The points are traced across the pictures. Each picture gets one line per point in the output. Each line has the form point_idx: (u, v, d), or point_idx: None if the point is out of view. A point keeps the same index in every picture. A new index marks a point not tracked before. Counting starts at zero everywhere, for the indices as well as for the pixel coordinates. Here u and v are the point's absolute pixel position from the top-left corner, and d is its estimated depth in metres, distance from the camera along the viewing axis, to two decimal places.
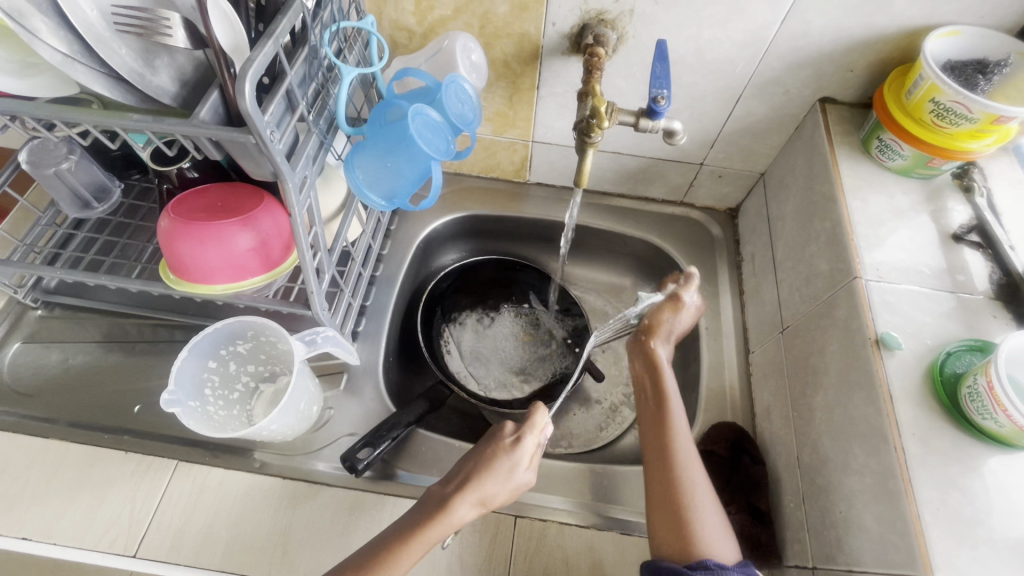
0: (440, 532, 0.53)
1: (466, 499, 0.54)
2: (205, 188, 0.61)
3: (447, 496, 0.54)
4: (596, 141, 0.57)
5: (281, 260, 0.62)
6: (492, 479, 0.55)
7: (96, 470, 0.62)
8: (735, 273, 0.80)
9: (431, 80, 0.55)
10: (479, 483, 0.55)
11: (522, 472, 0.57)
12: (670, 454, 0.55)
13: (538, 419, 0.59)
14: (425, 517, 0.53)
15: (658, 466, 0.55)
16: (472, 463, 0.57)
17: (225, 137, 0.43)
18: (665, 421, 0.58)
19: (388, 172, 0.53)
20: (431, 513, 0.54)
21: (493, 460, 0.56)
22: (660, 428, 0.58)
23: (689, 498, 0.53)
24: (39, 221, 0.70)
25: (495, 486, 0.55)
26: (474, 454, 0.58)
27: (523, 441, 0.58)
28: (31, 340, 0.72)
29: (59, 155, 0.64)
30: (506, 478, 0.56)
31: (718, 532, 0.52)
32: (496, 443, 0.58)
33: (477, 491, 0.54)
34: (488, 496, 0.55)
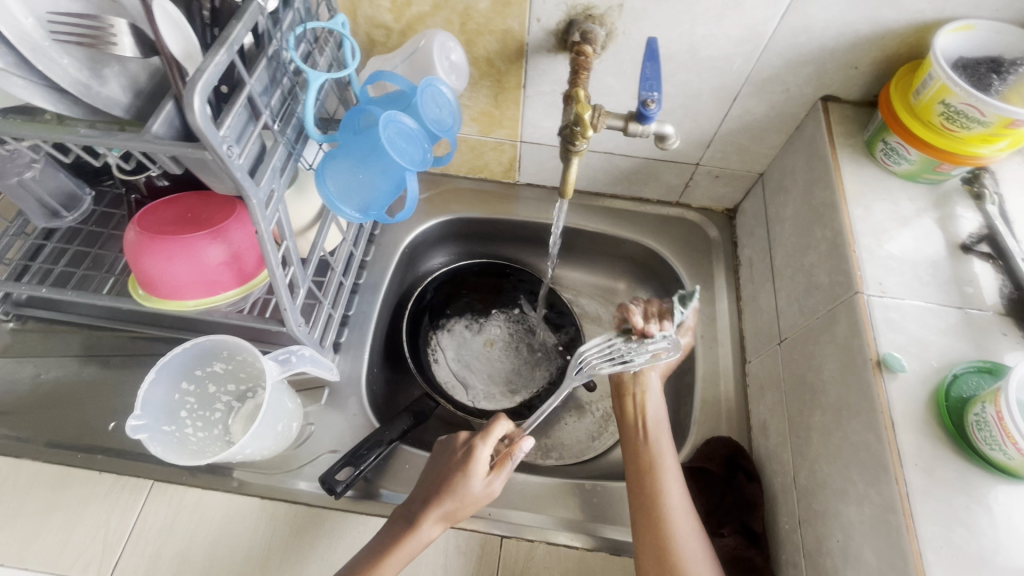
0: (407, 551, 0.53)
1: (430, 515, 0.54)
2: (175, 198, 0.60)
3: (411, 516, 0.54)
4: (581, 149, 0.53)
5: (255, 273, 0.60)
6: (450, 493, 0.55)
7: (68, 491, 0.60)
8: (732, 277, 0.77)
9: (406, 83, 0.51)
10: (440, 498, 0.55)
11: (482, 482, 0.56)
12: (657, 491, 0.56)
13: (493, 429, 0.60)
14: (390, 538, 0.53)
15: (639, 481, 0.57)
16: (433, 480, 0.57)
17: (180, 152, 0.40)
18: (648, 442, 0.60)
19: (361, 184, 0.50)
20: (397, 533, 0.54)
21: (451, 476, 0.56)
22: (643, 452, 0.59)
23: (680, 547, 0.52)
24: (7, 231, 0.67)
25: (454, 498, 0.55)
26: (437, 472, 0.58)
27: (476, 449, 0.58)
28: (2, 354, 0.70)
29: (21, 163, 0.60)
30: (466, 491, 0.55)
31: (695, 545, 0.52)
32: (454, 458, 0.58)
33: (441, 507, 0.54)
34: (451, 510, 0.55)
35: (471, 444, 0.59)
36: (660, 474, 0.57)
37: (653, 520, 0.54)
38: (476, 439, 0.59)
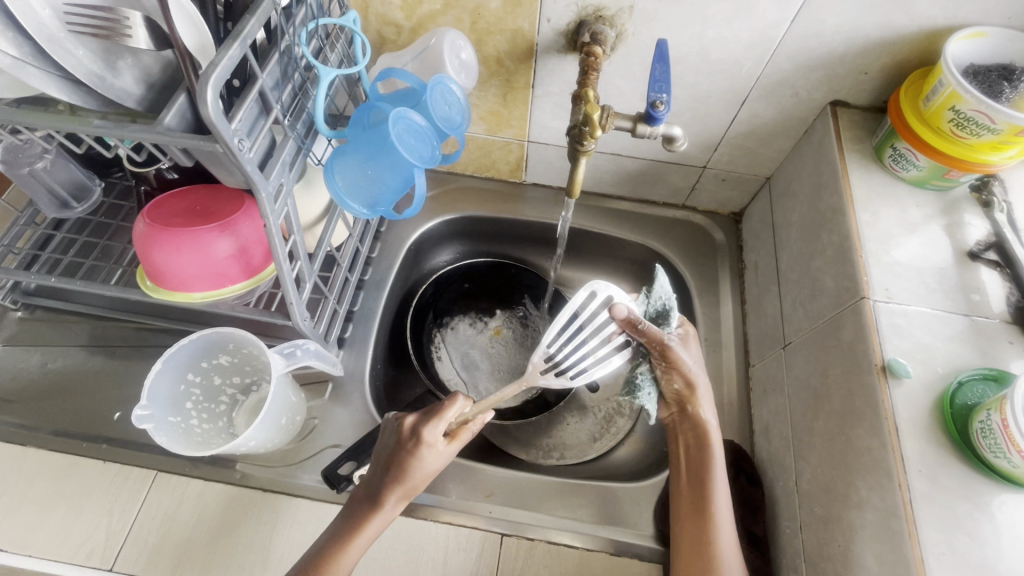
0: (369, 532, 0.53)
1: (391, 495, 0.54)
2: (184, 190, 0.60)
3: (369, 499, 0.54)
4: (590, 149, 0.53)
5: (262, 266, 0.61)
6: (404, 474, 0.54)
7: (73, 479, 0.60)
8: (737, 281, 0.77)
9: (416, 80, 0.52)
10: (394, 479, 0.54)
11: (438, 459, 0.56)
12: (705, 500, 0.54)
13: (446, 408, 0.57)
14: (350, 524, 0.53)
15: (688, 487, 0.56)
16: (384, 464, 0.56)
17: (191, 145, 0.41)
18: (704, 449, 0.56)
19: (369, 180, 0.50)
20: (357, 518, 0.53)
21: (402, 459, 0.55)
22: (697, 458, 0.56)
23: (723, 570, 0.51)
24: (17, 221, 0.68)
25: (412, 481, 0.55)
26: (387, 454, 0.56)
27: (426, 437, 0.55)
28: (11, 342, 0.70)
29: (34, 153, 0.63)
30: (420, 471, 0.55)
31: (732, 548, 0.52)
32: (401, 444, 0.56)
33: (398, 487, 0.54)
34: (408, 489, 0.55)
35: (418, 430, 0.55)
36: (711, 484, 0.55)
37: (696, 525, 0.53)
38: (425, 418, 0.56)
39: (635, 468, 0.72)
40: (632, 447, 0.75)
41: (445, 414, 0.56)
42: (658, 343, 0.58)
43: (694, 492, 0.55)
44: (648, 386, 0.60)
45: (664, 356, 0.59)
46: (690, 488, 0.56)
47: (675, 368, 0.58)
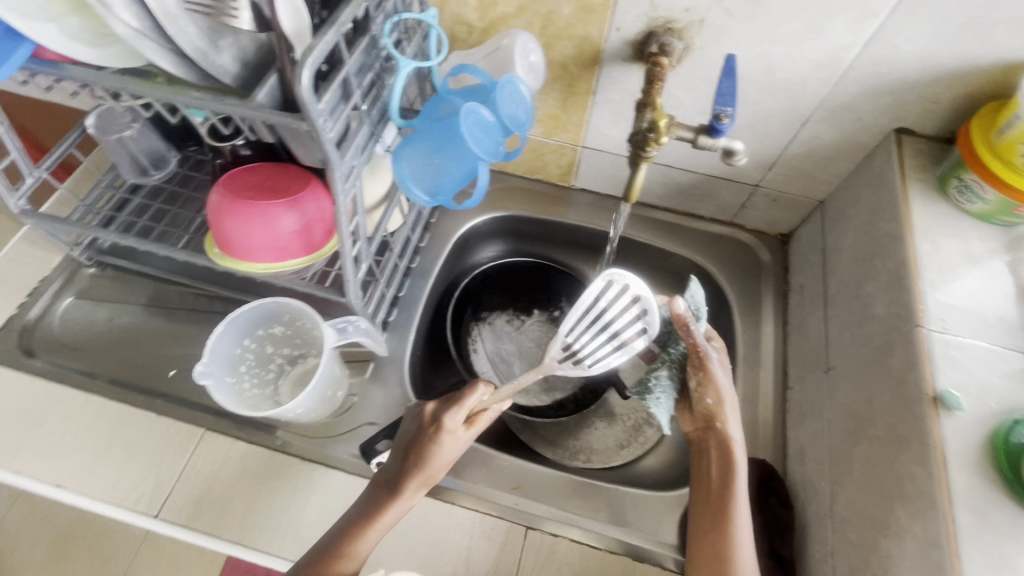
0: (387, 519, 0.54)
1: (410, 482, 0.55)
2: (254, 166, 0.64)
3: (388, 484, 0.56)
4: (652, 155, 0.54)
5: (322, 243, 0.63)
6: (422, 460, 0.56)
7: (129, 428, 0.64)
8: (781, 302, 0.76)
9: (487, 78, 0.54)
10: (413, 466, 0.56)
11: (455, 446, 0.57)
12: (725, 512, 0.53)
13: (465, 397, 0.58)
14: (369, 510, 0.55)
15: (710, 497, 0.55)
16: (405, 451, 0.57)
17: (279, 121, 0.43)
18: (727, 460, 0.55)
19: (433, 169, 0.53)
20: (375, 503, 0.55)
21: (422, 446, 0.56)
22: (722, 469, 0.55)
23: None
24: (99, 183, 0.72)
25: (430, 468, 0.56)
26: (409, 440, 0.58)
27: (447, 424, 0.56)
28: (82, 297, 0.75)
29: (123, 123, 0.69)
30: (438, 458, 0.56)
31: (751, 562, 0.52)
32: (423, 431, 0.57)
33: (416, 474, 0.56)
34: (426, 476, 0.56)
35: (440, 417, 0.57)
36: (731, 495, 0.54)
37: (714, 535, 0.53)
38: (446, 406, 0.58)
39: (662, 479, 0.72)
40: (661, 457, 0.75)
41: (464, 403, 0.58)
42: (698, 350, 0.58)
43: (715, 504, 0.54)
44: (660, 392, 0.59)
45: (698, 362, 0.58)
46: (711, 499, 0.55)
47: (706, 376, 0.57)
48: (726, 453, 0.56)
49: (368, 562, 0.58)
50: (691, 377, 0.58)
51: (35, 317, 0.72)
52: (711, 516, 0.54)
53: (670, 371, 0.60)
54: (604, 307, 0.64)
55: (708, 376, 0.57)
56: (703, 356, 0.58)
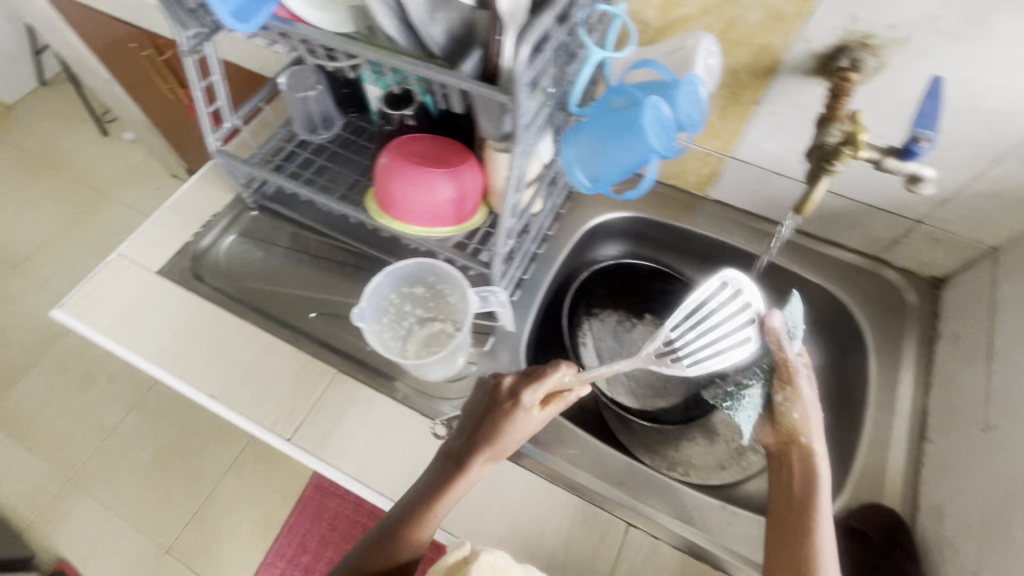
0: (458, 489, 0.55)
1: (479, 457, 0.55)
2: (420, 135, 0.68)
3: (459, 459, 0.56)
4: (836, 170, 0.52)
5: (470, 216, 0.67)
6: (494, 437, 0.55)
7: (273, 357, 0.71)
8: (925, 349, 0.71)
9: (669, 75, 0.54)
10: (484, 442, 0.55)
11: (530, 425, 0.56)
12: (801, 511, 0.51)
13: (546, 375, 0.56)
14: (439, 481, 0.55)
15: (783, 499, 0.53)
16: (475, 422, 0.57)
17: (481, 93, 0.47)
18: (806, 467, 0.54)
19: (603, 157, 0.55)
20: (447, 477, 0.55)
21: (495, 423, 0.55)
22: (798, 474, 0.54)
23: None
24: (275, 136, 0.80)
25: (501, 444, 0.55)
26: (480, 413, 0.57)
27: (522, 400, 0.55)
28: (243, 235, 0.83)
29: (309, 84, 0.76)
30: (511, 435, 0.55)
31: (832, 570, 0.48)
32: (493, 404, 0.56)
33: (487, 449, 0.55)
34: (496, 451, 0.55)
35: (516, 393, 0.56)
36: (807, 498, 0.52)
37: (788, 534, 0.51)
38: (525, 383, 0.57)
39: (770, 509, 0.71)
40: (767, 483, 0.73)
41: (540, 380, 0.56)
42: (788, 364, 0.56)
43: (790, 507, 0.52)
44: (750, 408, 0.57)
45: (786, 375, 0.57)
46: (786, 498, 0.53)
47: (794, 392, 0.56)
48: (805, 460, 0.54)
49: (472, 524, 0.60)
50: (776, 390, 0.57)
51: (205, 247, 0.81)
52: (785, 514, 0.52)
53: (761, 389, 0.57)
54: (713, 307, 0.63)
55: (792, 387, 0.56)
56: (791, 368, 0.56)
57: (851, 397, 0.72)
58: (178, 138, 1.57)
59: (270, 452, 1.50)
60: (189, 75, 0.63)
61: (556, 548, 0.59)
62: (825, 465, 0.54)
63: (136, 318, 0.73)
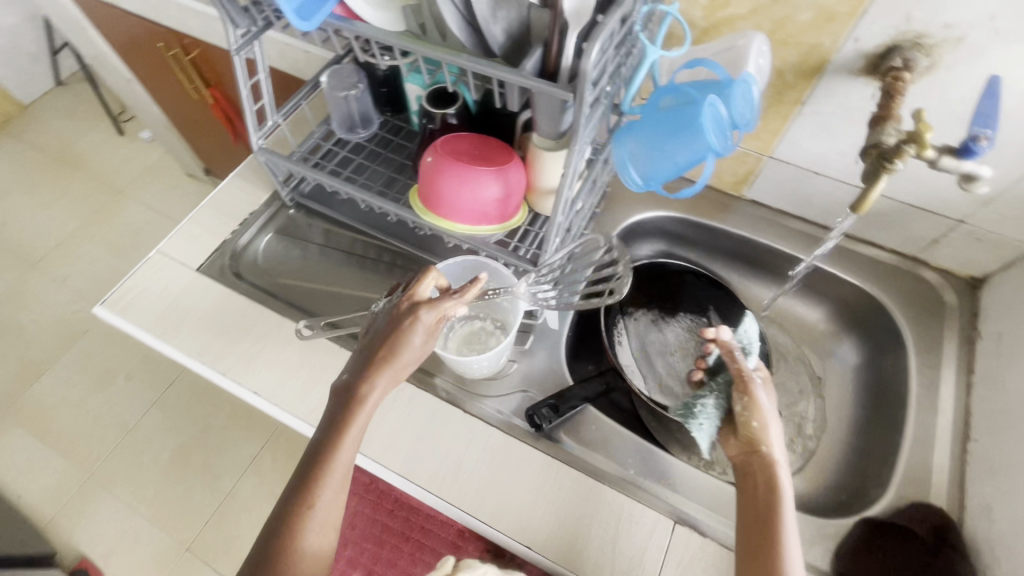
0: (364, 411, 0.55)
1: (379, 377, 0.55)
2: (463, 133, 0.68)
3: (357, 378, 0.56)
4: (895, 168, 0.51)
5: (513, 214, 0.67)
6: (385, 352, 0.56)
7: (316, 354, 0.71)
8: (966, 348, 0.71)
9: (725, 73, 0.54)
10: (381, 360, 0.56)
11: (418, 344, 0.57)
12: (768, 527, 0.48)
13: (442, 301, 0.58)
14: (345, 403, 0.55)
15: (750, 512, 0.50)
16: (380, 343, 0.57)
17: (545, 91, 0.47)
18: (771, 478, 0.51)
19: (656, 157, 0.55)
20: (347, 396, 0.55)
21: (390, 340, 0.56)
22: (765, 486, 0.50)
23: None
24: (314, 135, 0.81)
25: (400, 363, 0.56)
26: (379, 333, 0.58)
27: (421, 317, 0.56)
28: (280, 233, 0.84)
29: (351, 83, 0.76)
30: (397, 352, 0.56)
31: None
32: (395, 323, 0.57)
33: (380, 366, 0.56)
34: (394, 372, 0.56)
35: (414, 310, 0.57)
36: (774, 511, 0.49)
37: (756, 553, 0.47)
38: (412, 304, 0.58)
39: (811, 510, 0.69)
40: (808, 479, 0.72)
41: (414, 289, 0.59)
42: (742, 374, 0.55)
43: (755, 521, 0.49)
44: (703, 418, 0.60)
45: (742, 385, 0.55)
46: (752, 511, 0.50)
47: (751, 401, 0.54)
48: (769, 470, 0.51)
49: (518, 520, 0.60)
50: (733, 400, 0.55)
51: (244, 245, 0.81)
52: (754, 529, 0.49)
53: (717, 400, 0.59)
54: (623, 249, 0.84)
55: (747, 395, 0.54)
56: (746, 378, 0.55)
57: (891, 396, 0.72)
58: (199, 138, 1.58)
59: (291, 447, 1.50)
60: (238, 75, 0.63)
61: (603, 546, 0.59)
62: (787, 475, 0.51)
63: (178, 314, 0.73)
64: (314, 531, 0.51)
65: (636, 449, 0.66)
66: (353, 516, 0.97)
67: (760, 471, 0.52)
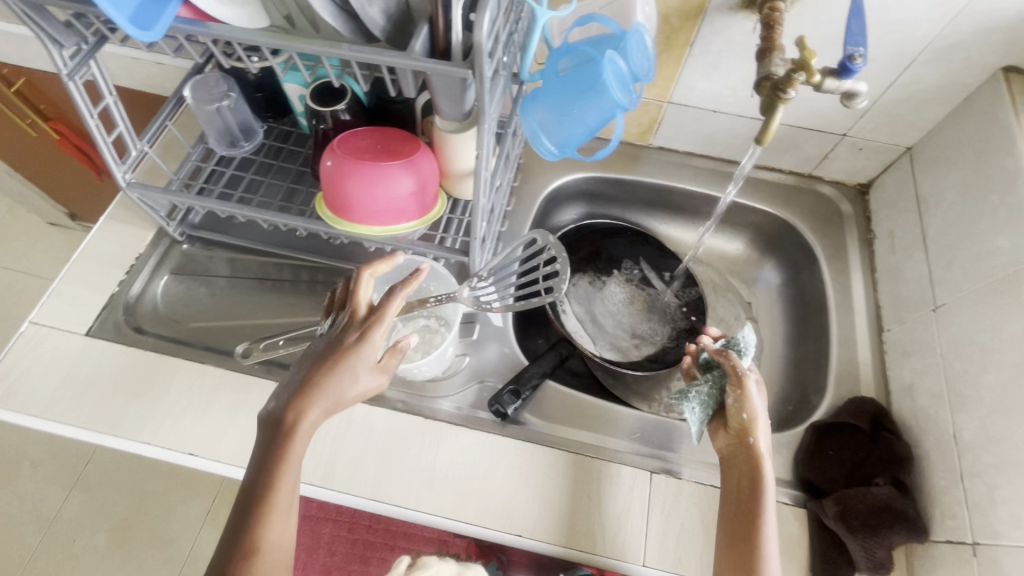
0: (302, 439, 0.50)
1: (318, 399, 0.51)
2: (361, 129, 0.63)
3: (295, 404, 0.51)
4: (788, 97, 0.53)
5: (432, 206, 0.64)
6: (327, 374, 0.52)
7: (251, 395, 0.65)
8: (867, 249, 0.78)
9: (617, 26, 0.53)
10: (322, 382, 0.51)
11: (366, 370, 0.53)
12: (751, 521, 0.53)
13: (384, 313, 0.54)
14: (280, 433, 0.50)
15: (736, 504, 0.54)
16: (318, 364, 0.53)
17: (442, 70, 0.44)
18: (754, 473, 0.54)
19: (566, 121, 0.54)
20: (283, 426, 0.50)
21: (335, 360, 0.52)
22: (749, 482, 0.54)
23: None
24: (190, 157, 0.72)
25: (345, 386, 0.52)
26: (319, 354, 0.53)
27: (368, 338, 0.53)
28: (179, 273, 0.75)
29: (220, 93, 0.68)
30: (343, 374, 0.52)
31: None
32: (340, 344, 0.53)
33: (323, 390, 0.51)
34: (338, 396, 0.52)
35: (360, 333, 0.54)
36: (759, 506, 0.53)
37: (739, 545, 0.52)
38: (354, 324, 0.55)
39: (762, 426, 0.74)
40: None
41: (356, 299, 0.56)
42: (738, 370, 0.57)
43: (739, 516, 0.54)
44: (697, 403, 0.59)
45: (736, 379, 0.57)
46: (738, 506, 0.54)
47: (743, 395, 0.56)
48: (752, 468, 0.55)
49: (502, 512, 0.59)
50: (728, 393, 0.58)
51: (137, 294, 0.72)
52: (738, 522, 0.53)
53: (711, 389, 0.59)
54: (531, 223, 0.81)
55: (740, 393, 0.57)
56: (742, 373, 0.57)
57: (814, 307, 0.78)
58: (51, 180, 1.37)
59: None
60: (78, 103, 0.54)
61: (590, 516, 0.60)
62: (770, 468, 0.55)
63: (76, 388, 0.64)
64: (264, 563, 0.47)
65: (604, 415, 0.67)
66: (331, 543, 0.92)
67: (745, 468, 0.55)
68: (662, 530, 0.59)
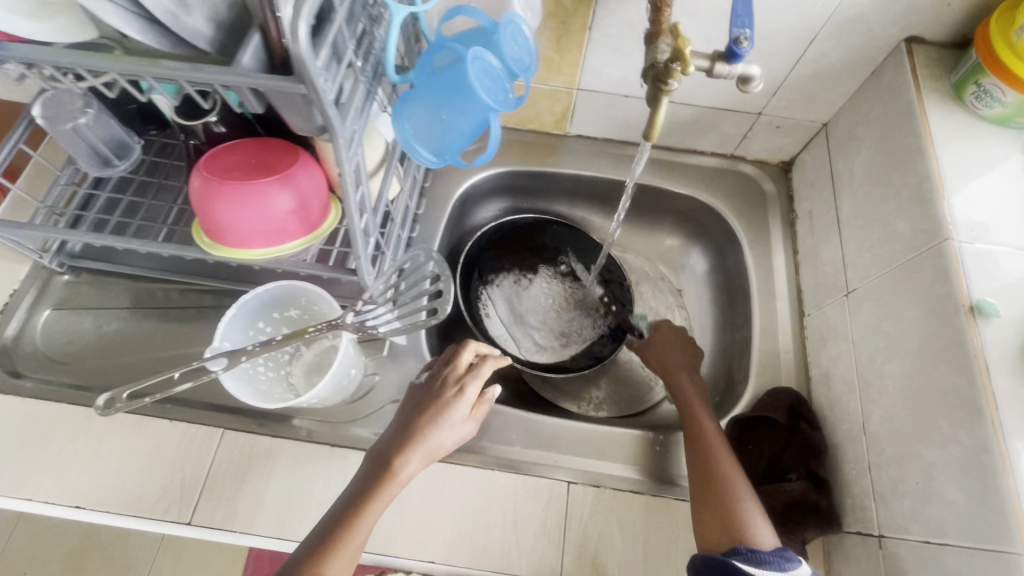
0: (392, 487, 0.52)
1: (417, 452, 0.54)
2: (234, 143, 0.58)
3: (389, 453, 0.54)
4: (672, 88, 0.50)
5: (320, 221, 0.59)
6: (424, 428, 0.55)
7: (143, 437, 0.61)
8: (789, 230, 0.76)
9: (487, 18, 0.49)
10: (416, 433, 0.55)
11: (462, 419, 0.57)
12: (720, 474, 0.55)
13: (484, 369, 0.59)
14: (371, 478, 0.52)
15: (699, 465, 0.57)
16: (417, 415, 0.56)
17: (272, 85, 0.39)
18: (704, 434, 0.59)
19: (439, 126, 0.49)
20: (377, 474, 0.52)
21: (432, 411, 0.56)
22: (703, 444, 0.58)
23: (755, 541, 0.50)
24: (58, 180, 0.66)
25: (436, 438, 0.55)
26: (421, 404, 0.57)
27: (466, 392, 0.57)
28: (61, 307, 0.69)
29: (74, 109, 0.59)
30: (439, 423, 0.55)
31: (766, 533, 0.51)
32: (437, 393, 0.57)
33: (419, 441, 0.54)
34: (431, 447, 0.55)
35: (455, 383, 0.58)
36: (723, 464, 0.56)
37: (716, 499, 0.53)
38: (450, 373, 0.59)
39: None
40: None
41: (460, 362, 0.59)
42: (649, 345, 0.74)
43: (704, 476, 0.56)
44: None
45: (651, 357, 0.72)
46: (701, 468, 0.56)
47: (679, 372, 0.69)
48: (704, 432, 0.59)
49: (415, 538, 0.57)
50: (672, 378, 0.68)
51: (13, 335, 0.66)
52: (705, 480, 0.55)
53: None
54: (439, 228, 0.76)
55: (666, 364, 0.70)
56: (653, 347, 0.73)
57: (739, 293, 0.76)
58: None
59: None
60: None
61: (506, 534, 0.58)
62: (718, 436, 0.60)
63: None
64: None
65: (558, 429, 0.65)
66: None
67: (694, 431, 0.60)
68: (579, 542, 0.58)
